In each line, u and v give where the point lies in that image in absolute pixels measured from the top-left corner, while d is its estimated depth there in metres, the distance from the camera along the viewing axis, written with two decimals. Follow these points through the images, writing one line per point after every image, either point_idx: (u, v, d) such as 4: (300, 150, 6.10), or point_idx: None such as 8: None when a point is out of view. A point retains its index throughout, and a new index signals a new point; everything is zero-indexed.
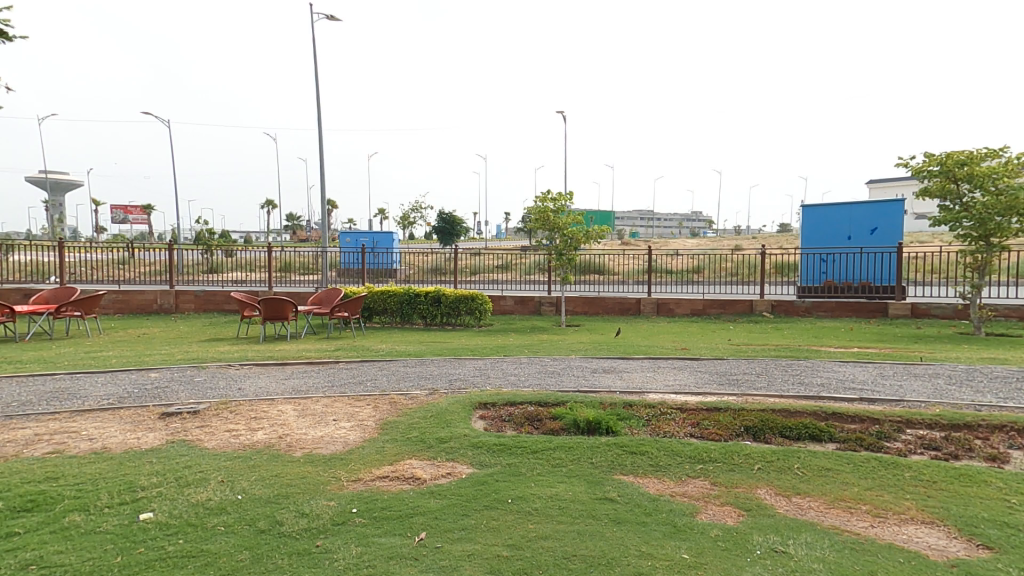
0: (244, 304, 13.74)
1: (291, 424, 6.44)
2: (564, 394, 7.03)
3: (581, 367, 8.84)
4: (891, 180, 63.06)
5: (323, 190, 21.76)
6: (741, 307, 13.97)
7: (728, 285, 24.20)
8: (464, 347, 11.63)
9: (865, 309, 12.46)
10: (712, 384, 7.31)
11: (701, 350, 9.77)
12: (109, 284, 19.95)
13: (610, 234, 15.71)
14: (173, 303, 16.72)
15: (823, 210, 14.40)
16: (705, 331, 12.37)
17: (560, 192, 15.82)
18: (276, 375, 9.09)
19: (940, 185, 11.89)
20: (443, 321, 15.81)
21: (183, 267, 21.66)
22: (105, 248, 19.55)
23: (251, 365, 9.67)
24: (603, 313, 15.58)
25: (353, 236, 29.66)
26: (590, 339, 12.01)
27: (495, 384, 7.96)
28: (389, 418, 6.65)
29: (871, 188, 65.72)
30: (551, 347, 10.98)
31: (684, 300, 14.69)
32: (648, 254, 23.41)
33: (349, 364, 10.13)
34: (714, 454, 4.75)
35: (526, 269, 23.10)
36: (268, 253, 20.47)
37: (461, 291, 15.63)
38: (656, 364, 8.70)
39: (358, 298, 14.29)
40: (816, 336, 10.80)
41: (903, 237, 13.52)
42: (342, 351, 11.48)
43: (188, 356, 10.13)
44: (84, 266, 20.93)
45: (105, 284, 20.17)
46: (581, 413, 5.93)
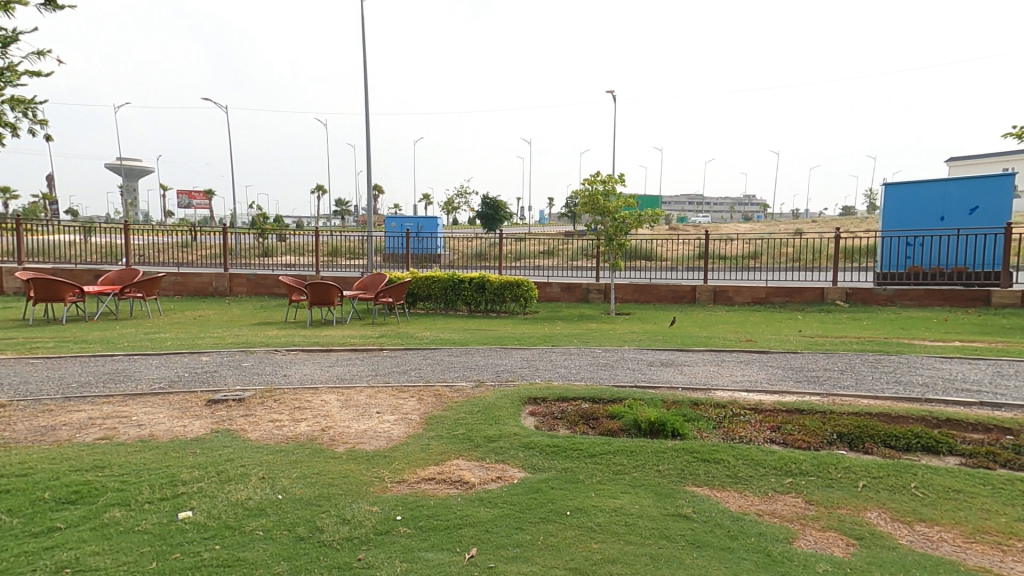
0: (293, 288, 13.85)
1: (335, 416, 6.21)
2: (621, 390, 6.48)
3: (636, 359, 8.23)
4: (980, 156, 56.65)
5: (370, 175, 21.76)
6: (809, 296, 12.89)
7: (788, 273, 22.75)
8: (511, 336, 11.23)
9: (961, 298, 11.28)
10: (788, 382, 6.53)
11: (769, 342, 8.96)
12: (170, 266, 20.75)
13: (664, 217, 14.80)
14: (227, 286, 17.17)
15: (910, 187, 13.00)
16: (770, 321, 11.44)
17: (610, 173, 15.00)
18: (321, 362, 8.97)
19: None
20: (488, 308, 15.48)
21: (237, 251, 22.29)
22: (166, 232, 20.28)
23: (298, 351, 9.63)
24: (655, 300, 14.80)
25: (398, 222, 29.77)
26: (643, 329, 11.35)
27: (544, 377, 7.50)
28: (435, 412, 6.32)
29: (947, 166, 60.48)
30: (602, 337, 10.41)
31: (744, 287, 13.72)
32: (702, 239, 22.23)
33: (394, 352, 9.94)
34: (805, 466, 4.09)
35: (572, 255, 22.45)
36: (316, 238, 20.72)
37: (506, 277, 15.23)
38: (719, 358, 7.97)
39: (402, 284, 14.14)
40: (902, 329, 9.72)
41: (1010, 219, 12.03)
42: (387, 338, 11.32)
43: (238, 340, 10.21)
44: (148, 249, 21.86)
45: (167, 266, 21.00)
46: (642, 412, 5.36)
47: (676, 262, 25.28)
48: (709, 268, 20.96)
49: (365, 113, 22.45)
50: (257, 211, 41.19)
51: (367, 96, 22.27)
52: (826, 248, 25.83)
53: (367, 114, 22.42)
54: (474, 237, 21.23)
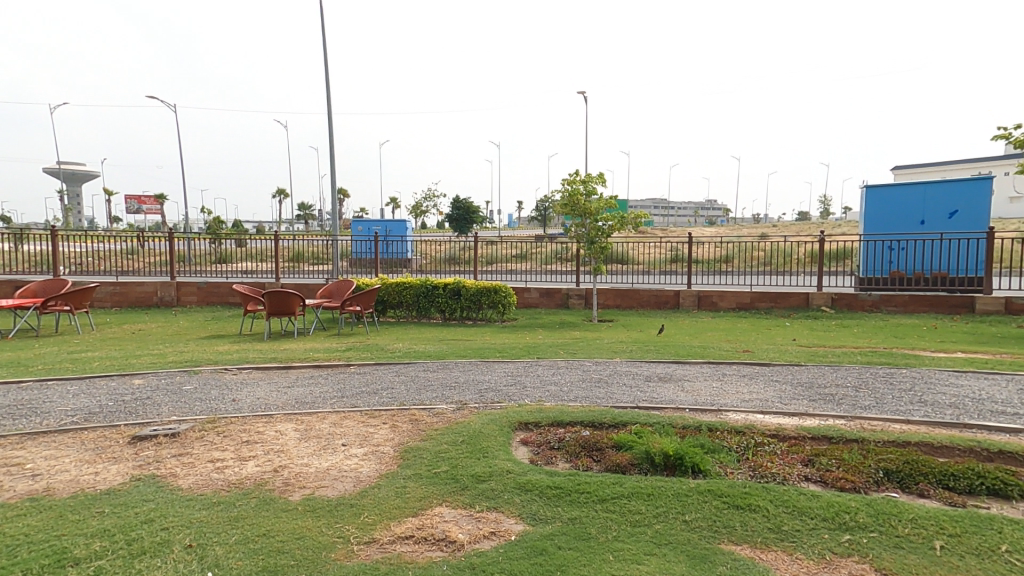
0: (248, 297, 12.66)
1: (292, 452, 5.25)
2: (623, 413, 5.74)
3: (630, 375, 7.52)
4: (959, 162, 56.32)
5: (334, 175, 20.59)
6: (795, 301, 12.56)
7: (762, 276, 22.72)
8: (490, 347, 10.40)
9: (946, 304, 10.96)
10: (802, 398, 5.89)
11: (768, 352, 8.41)
12: (110, 274, 19.01)
13: (648, 219, 14.19)
14: (175, 295, 15.74)
15: (890, 189, 12.77)
16: (759, 329, 10.98)
17: (590, 172, 14.37)
18: (277, 382, 7.92)
19: None
20: (463, 317, 14.62)
21: (187, 257, 20.72)
22: (105, 238, 18.57)
23: (251, 369, 8.55)
24: (638, 306, 14.29)
25: (365, 225, 28.49)
26: (631, 339, 10.71)
27: (533, 397, 6.70)
28: (410, 444, 5.42)
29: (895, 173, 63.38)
30: (589, 349, 9.69)
31: (728, 292, 13.32)
32: (677, 242, 21.97)
33: (362, 368, 8.96)
34: (861, 518, 3.39)
35: (546, 259, 21.80)
36: (276, 243, 19.40)
37: (483, 283, 14.41)
38: (720, 372, 7.32)
39: (371, 292, 13.15)
40: (897, 335, 9.36)
41: (988, 222, 11.90)
42: (354, 351, 10.31)
43: (181, 357, 9.05)
44: (86, 257, 20.01)
45: (106, 275, 19.24)
46: (654, 443, 4.61)
47: (651, 266, 24.96)
48: (691, 274, 20.55)
49: (328, 111, 21.29)
50: (212, 216, 39.08)
51: (329, 94, 21.12)
52: (795, 251, 26.10)
53: (330, 113, 21.28)
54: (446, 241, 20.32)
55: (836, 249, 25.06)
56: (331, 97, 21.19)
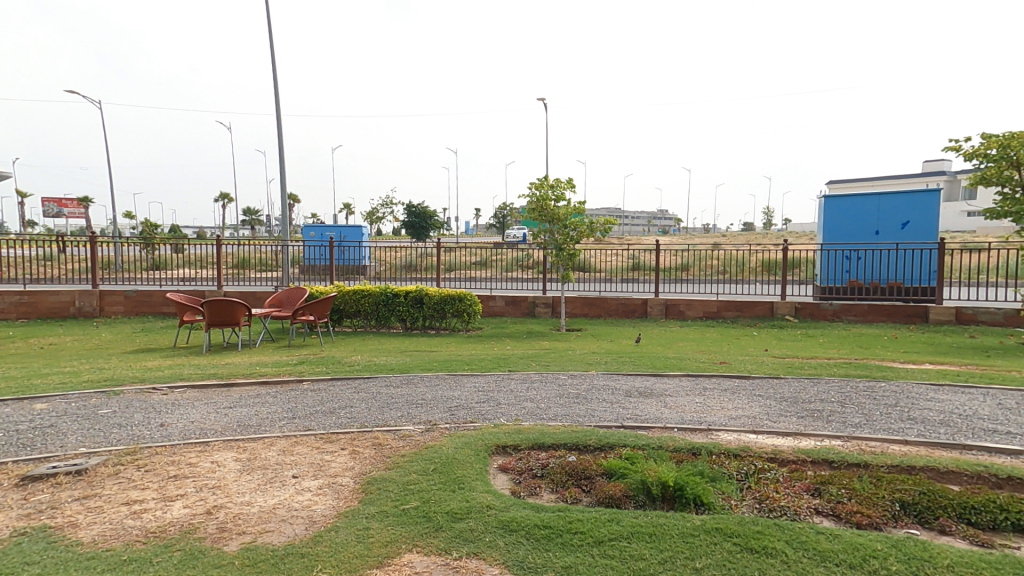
0: (184, 307, 11.53)
1: (230, 488, 4.50)
2: (608, 434, 5.27)
3: (608, 391, 7.08)
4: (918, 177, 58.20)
5: (285, 177, 19.42)
6: (760, 310, 12.63)
7: (720, 284, 23.16)
8: (456, 359, 9.78)
9: (902, 314, 11.23)
10: (791, 414, 5.57)
11: (745, 363, 8.21)
12: (26, 281, 17.15)
13: (616, 226, 13.99)
14: (97, 307, 14.32)
15: (845, 201, 13.12)
16: (727, 339, 10.90)
17: (560, 178, 14.06)
18: (217, 403, 7.03)
19: (996, 172, 9.79)
20: (426, 325, 13.93)
21: (118, 263, 19.03)
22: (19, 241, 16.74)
23: (185, 388, 7.62)
24: (606, 315, 14.10)
25: (319, 230, 27.20)
26: (603, 350, 10.37)
27: (508, 416, 6.14)
28: (374, 474, 4.74)
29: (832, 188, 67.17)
30: (562, 361, 9.26)
31: (695, 301, 13.29)
32: (637, 250, 22.07)
33: (317, 385, 8.14)
34: (893, 564, 2.99)
35: (507, 266, 21.35)
36: (218, 248, 18.05)
37: (446, 290, 13.78)
38: (701, 387, 7.00)
39: (325, 300, 12.31)
40: (863, 344, 9.41)
41: (936, 234, 12.37)
42: (306, 365, 9.45)
43: (102, 377, 8.00)
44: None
45: (20, 282, 17.35)
46: (649, 471, 4.14)
47: (612, 275, 25.00)
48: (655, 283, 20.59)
49: (275, 112, 20.10)
50: (148, 221, 36.51)
51: (277, 93, 19.95)
52: (749, 261, 26.80)
53: (278, 113, 20.12)
54: (404, 247, 19.52)
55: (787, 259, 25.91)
56: (279, 97, 20.04)
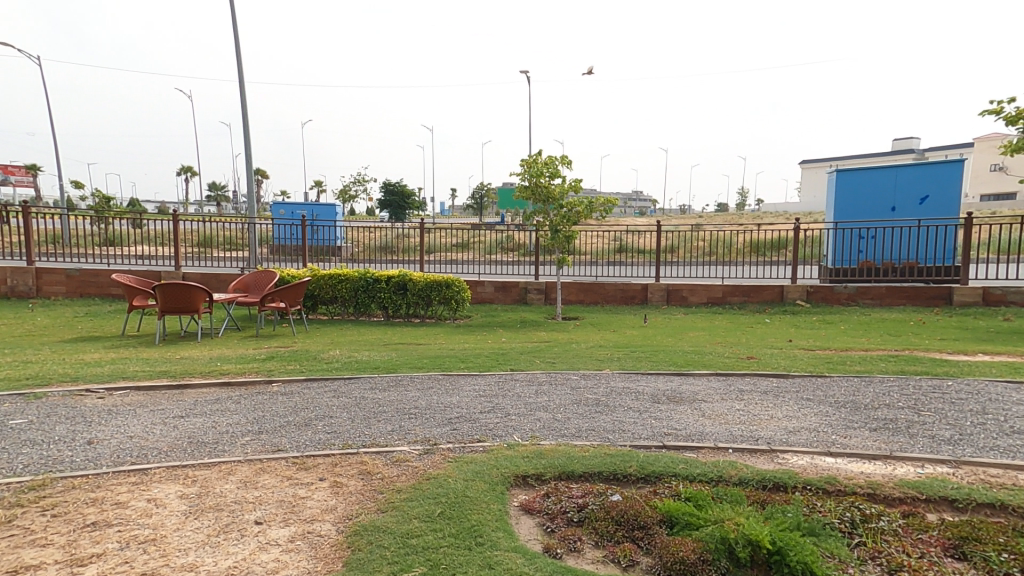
0: (134, 290, 10.15)
1: (169, 543, 3.36)
2: (654, 457, 4.30)
3: (631, 397, 6.10)
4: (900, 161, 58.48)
5: (250, 148, 17.75)
6: (769, 296, 11.91)
7: (709, 269, 22.55)
8: (448, 355, 8.73)
9: (923, 297, 10.72)
10: (862, 424, 4.71)
11: (775, 357, 7.34)
12: None
13: (617, 206, 12.98)
14: (34, 286, 12.82)
15: (859, 175, 12.40)
16: (739, 329, 10.14)
17: (553, 154, 12.96)
18: (166, 410, 5.80)
19: None
20: (409, 313, 12.78)
21: (71, 238, 17.25)
22: None
23: (129, 389, 6.36)
24: (603, 301, 13.33)
25: (288, 209, 25.46)
26: (610, 342, 9.49)
27: (523, 433, 5.10)
28: (363, 520, 3.65)
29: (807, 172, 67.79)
30: (569, 358, 8.29)
31: (698, 287, 12.58)
32: (628, 233, 21.10)
33: (289, 387, 6.97)
34: None
35: (490, 248, 20.20)
36: (176, 225, 16.32)
37: (432, 275, 12.63)
38: (736, 390, 6.08)
39: (297, 285, 11.07)
40: (892, 331, 8.70)
41: (957, 207, 11.76)
42: (276, 361, 8.25)
43: (26, 376, 6.70)
44: None
45: None
46: (730, 523, 3.18)
47: (598, 258, 24.08)
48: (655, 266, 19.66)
49: (238, 77, 18.30)
50: (102, 195, 33.92)
51: (240, 56, 18.14)
52: (735, 243, 26.20)
53: (242, 79, 18.32)
54: (382, 227, 18.19)
55: (773, 240, 25.38)
56: (242, 61, 18.24)
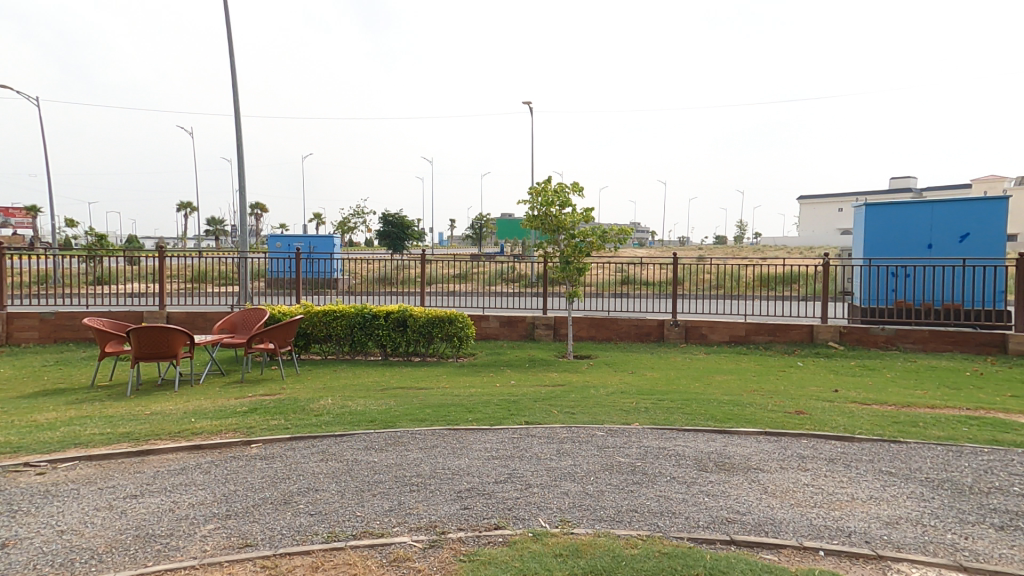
0: (106, 335, 9.27)
1: None
2: (728, 559, 3.34)
3: (672, 462, 5.16)
4: (901, 190, 58.48)
5: (245, 179, 17.17)
6: (797, 335, 11.13)
7: (720, 301, 21.68)
8: (452, 404, 7.80)
9: (973, 343, 9.89)
10: (979, 518, 3.76)
11: (828, 411, 6.42)
12: None
13: (630, 236, 12.23)
14: (3, 332, 11.95)
15: (892, 210, 11.86)
16: (771, 372, 9.24)
17: (564, 181, 12.28)
18: (117, 490, 4.86)
19: None
20: (409, 351, 11.88)
21: (61, 277, 16.56)
22: None
23: (78, 464, 5.44)
24: (616, 339, 12.52)
25: (286, 240, 24.79)
26: (631, 387, 8.61)
27: (550, 514, 4.15)
28: None
29: (804, 204, 67.92)
30: (589, 407, 7.36)
31: (719, 323, 11.79)
32: (635, 264, 20.29)
33: (270, 448, 6.02)
34: None
35: (492, 279, 19.36)
36: (163, 259, 15.53)
37: (434, 310, 11.77)
38: (795, 453, 5.15)
39: (288, 324, 10.21)
40: (949, 383, 7.79)
41: (1003, 248, 11.00)
42: (259, 414, 7.34)
43: None
44: None
45: None
46: None
47: (603, 289, 23.21)
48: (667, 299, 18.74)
49: (234, 114, 17.88)
50: (96, 229, 33.45)
51: (236, 95, 17.77)
52: (742, 275, 25.45)
53: (239, 116, 17.89)
54: (380, 259, 17.42)
55: (782, 273, 24.63)
56: (238, 99, 17.88)
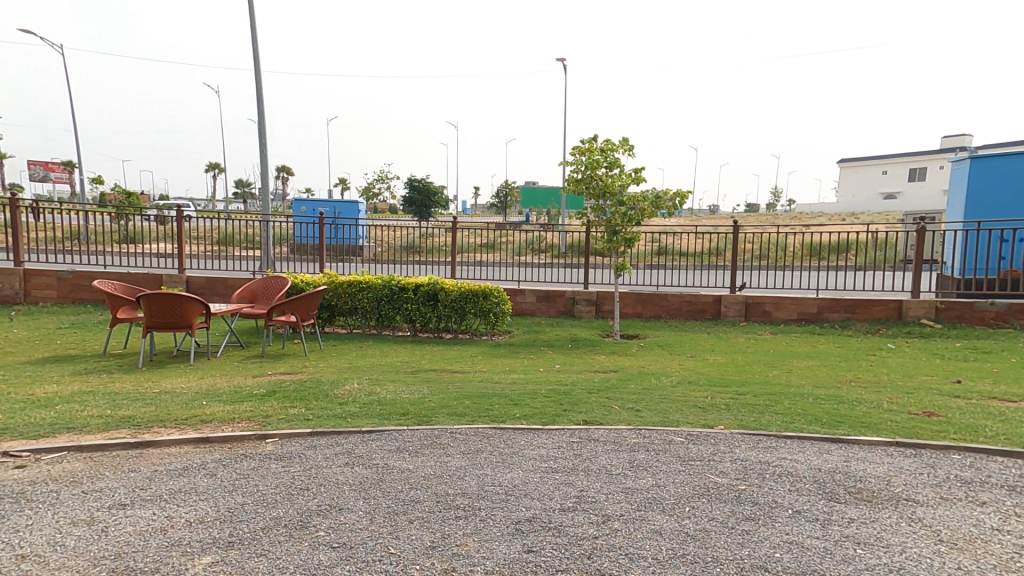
0: (118, 300, 8.50)
1: None
2: None
3: (786, 484, 3.96)
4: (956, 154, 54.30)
5: (267, 138, 16.18)
6: (881, 313, 9.94)
7: (768, 275, 20.07)
8: (494, 393, 6.81)
9: None
10: None
11: (964, 415, 5.21)
12: None
13: (689, 201, 10.82)
14: (21, 290, 11.40)
15: (1005, 164, 10.66)
16: (860, 356, 7.92)
17: (612, 138, 10.87)
18: (102, 497, 4.01)
19: None
20: (440, 328, 10.95)
21: (91, 237, 16.03)
22: None
23: (67, 460, 4.63)
24: (666, 316, 11.33)
25: (310, 205, 23.95)
26: (698, 374, 7.47)
27: (647, 567, 3.10)
28: None
29: (846, 169, 63.86)
30: (655, 400, 6.27)
31: (785, 300, 10.51)
32: (678, 234, 18.78)
33: (288, 446, 5.13)
34: None
35: (522, 248, 18.11)
36: (182, 221, 14.71)
37: (468, 284, 10.74)
38: (951, 479, 3.98)
39: (312, 295, 9.32)
40: None
41: None
42: (277, 398, 6.48)
43: None
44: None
45: None
46: None
47: (637, 261, 21.79)
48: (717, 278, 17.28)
49: (254, 68, 16.79)
50: (122, 188, 33.42)
51: (256, 46, 16.67)
52: (788, 246, 23.70)
53: (259, 71, 16.79)
54: (405, 227, 16.35)
55: (831, 242, 22.73)
56: (258, 54, 16.75)
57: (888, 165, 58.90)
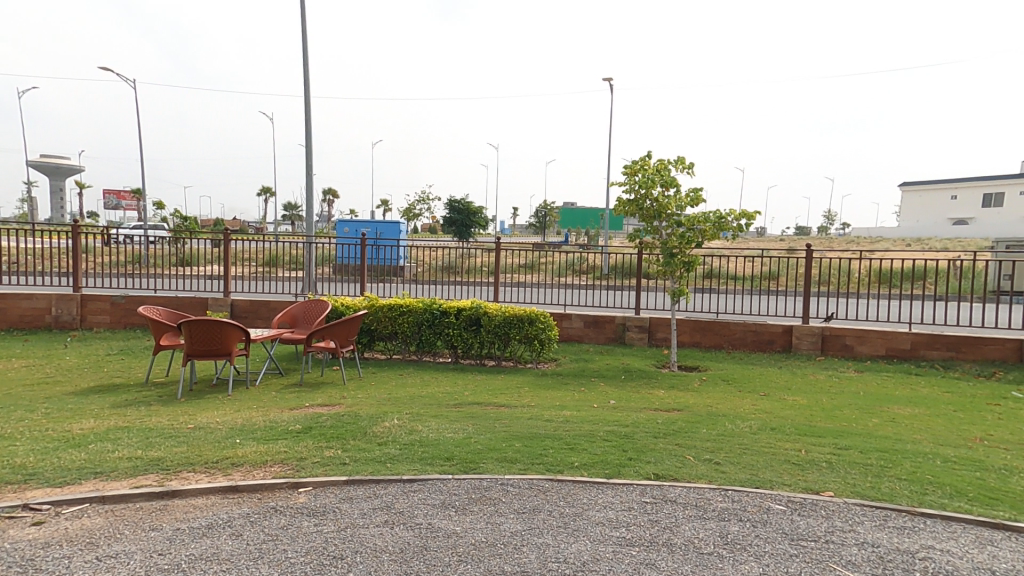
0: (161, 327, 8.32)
1: None
2: None
3: None
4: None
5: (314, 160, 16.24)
6: (995, 353, 8.87)
7: (832, 302, 18.55)
8: (548, 435, 6.09)
9: None
10: None
11: None
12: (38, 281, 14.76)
13: (756, 222, 9.90)
14: (77, 315, 11.55)
15: None
16: (975, 407, 6.82)
17: (669, 157, 10.13)
18: (115, 566, 3.51)
19: None
20: (483, 355, 10.34)
21: (148, 260, 16.40)
22: (27, 237, 14.23)
23: (88, 515, 4.21)
24: (729, 346, 10.35)
25: (354, 226, 24.08)
26: (781, 419, 6.54)
27: None
28: None
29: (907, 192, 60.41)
30: (736, 451, 5.41)
31: (870, 333, 9.43)
32: (733, 256, 17.58)
33: (323, 498, 4.56)
34: None
35: (565, 269, 17.32)
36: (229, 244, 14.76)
37: (513, 308, 10.11)
38: None
39: (352, 320, 8.91)
40: None
41: None
42: (314, 436, 5.98)
43: None
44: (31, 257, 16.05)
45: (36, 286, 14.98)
46: None
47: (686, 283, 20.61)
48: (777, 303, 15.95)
49: (304, 92, 17.04)
50: (179, 213, 34.94)
51: (306, 71, 16.96)
52: (851, 269, 22.03)
53: (308, 96, 17.02)
54: (446, 248, 15.93)
55: (903, 268, 20.97)
56: (308, 79, 17.01)
57: (959, 189, 55.28)
